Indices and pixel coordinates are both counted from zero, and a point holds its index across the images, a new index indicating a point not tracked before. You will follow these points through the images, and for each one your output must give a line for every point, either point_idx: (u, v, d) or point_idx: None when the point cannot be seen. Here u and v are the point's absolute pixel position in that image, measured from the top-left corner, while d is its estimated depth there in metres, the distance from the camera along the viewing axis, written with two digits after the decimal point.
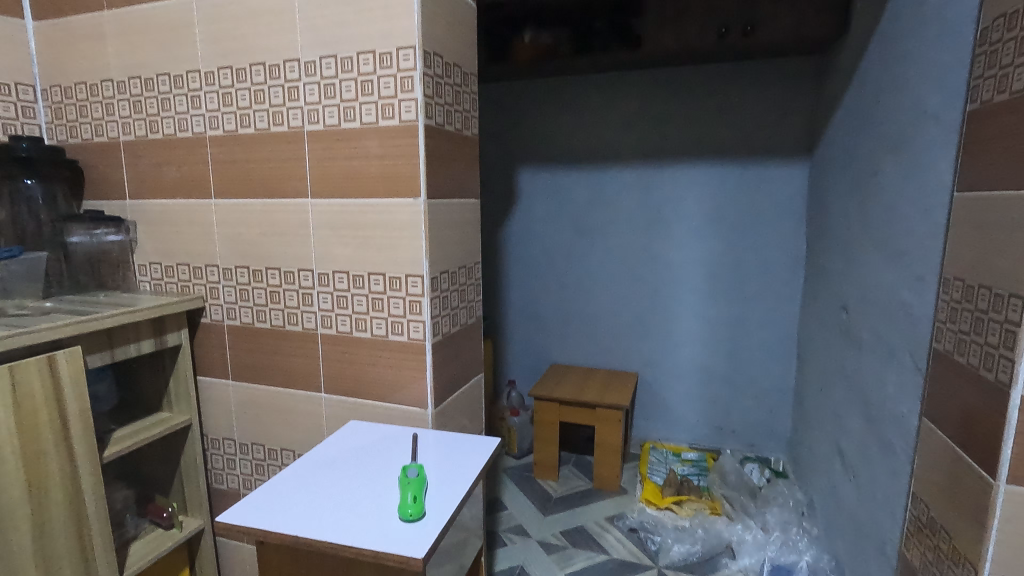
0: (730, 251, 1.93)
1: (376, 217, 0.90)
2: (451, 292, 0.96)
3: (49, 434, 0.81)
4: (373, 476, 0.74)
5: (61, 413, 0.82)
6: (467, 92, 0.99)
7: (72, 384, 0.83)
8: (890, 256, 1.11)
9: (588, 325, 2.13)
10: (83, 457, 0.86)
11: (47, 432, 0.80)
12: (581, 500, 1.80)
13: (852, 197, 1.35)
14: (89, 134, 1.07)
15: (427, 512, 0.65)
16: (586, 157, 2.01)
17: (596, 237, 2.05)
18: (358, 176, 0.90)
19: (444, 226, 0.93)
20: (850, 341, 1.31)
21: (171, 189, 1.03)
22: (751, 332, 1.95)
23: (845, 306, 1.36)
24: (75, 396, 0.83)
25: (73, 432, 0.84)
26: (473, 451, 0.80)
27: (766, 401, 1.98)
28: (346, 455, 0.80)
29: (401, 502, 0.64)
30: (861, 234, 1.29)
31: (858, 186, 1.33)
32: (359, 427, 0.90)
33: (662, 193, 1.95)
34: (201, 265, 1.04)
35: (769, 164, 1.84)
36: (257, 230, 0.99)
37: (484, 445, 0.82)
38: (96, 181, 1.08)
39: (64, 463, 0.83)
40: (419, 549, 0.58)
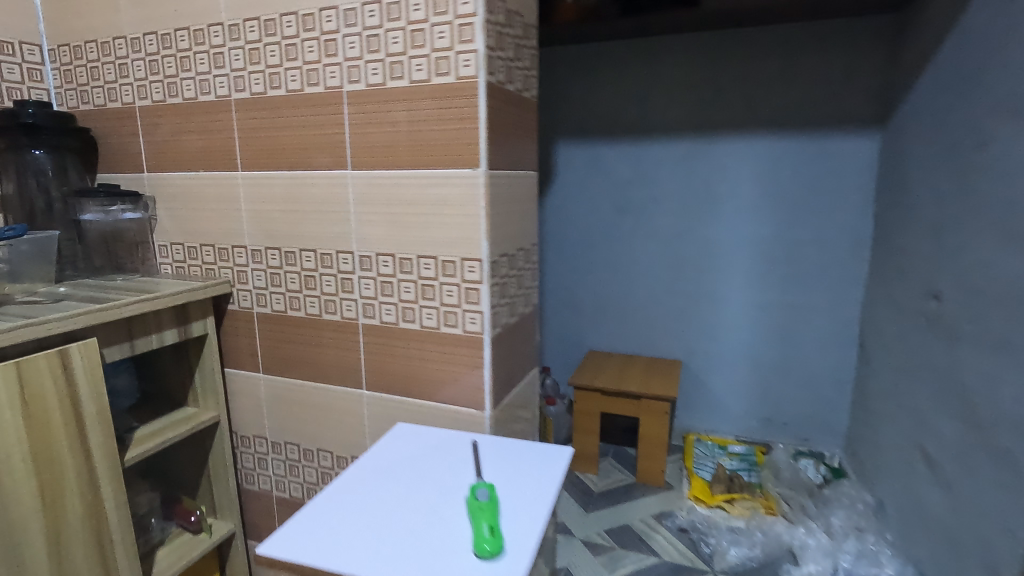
0: (788, 232, 1.77)
1: (426, 192, 0.78)
2: (510, 279, 0.85)
3: (64, 438, 0.71)
4: (432, 496, 0.63)
5: (76, 416, 0.72)
6: (528, 47, 0.85)
7: (87, 383, 0.73)
8: (1010, 237, 0.97)
9: (628, 310, 2.00)
10: (103, 463, 0.76)
11: (62, 436, 0.71)
12: (624, 496, 1.70)
13: (949, 170, 1.20)
14: (101, 100, 0.96)
15: (507, 546, 0.54)
16: (630, 130, 1.86)
17: (639, 216, 1.91)
18: (405, 144, 0.78)
19: (503, 202, 0.80)
20: (944, 333, 1.17)
21: (193, 160, 0.92)
22: (809, 320, 1.81)
23: (936, 293, 1.22)
24: (92, 395, 0.74)
25: (91, 436, 0.75)
26: (545, 466, 0.69)
27: (823, 393, 1.84)
28: (397, 467, 0.70)
29: (476, 535, 0.53)
30: (962, 212, 1.14)
31: (957, 157, 1.17)
32: (407, 431, 0.80)
33: (713, 169, 1.80)
34: (227, 246, 0.93)
35: (836, 135, 1.67)
36: (290, 207, 0.87)
37: (554, 456, 0.71)
38: (111, 152, 0.98)
39: (81, 470, 0.74)
40: None
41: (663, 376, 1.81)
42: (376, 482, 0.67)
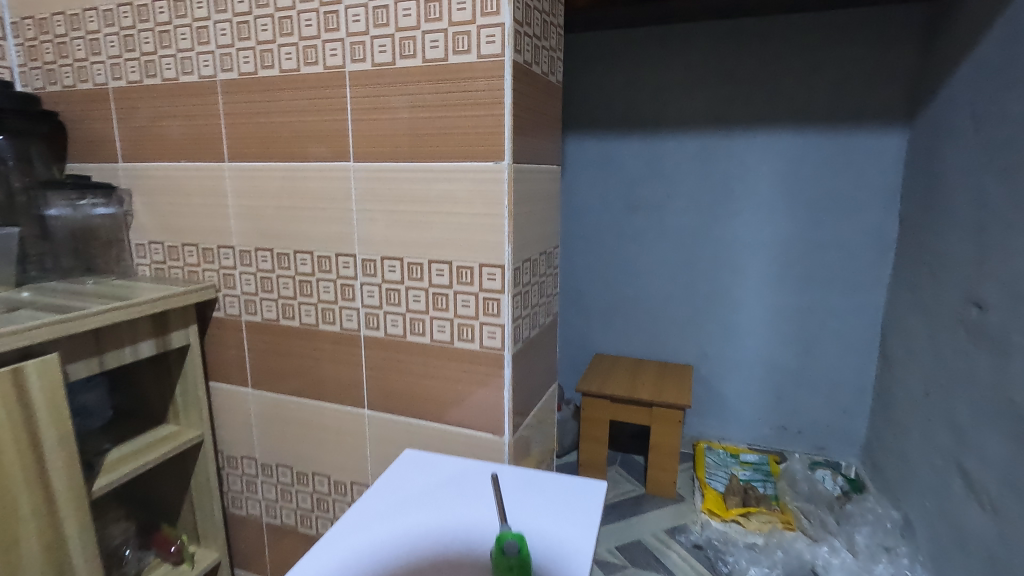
0: (807, 232, 1.69)
1: (440, 188, 0.68)
2: (531, 286, 0.75)
3: (19, 471, 0.61)
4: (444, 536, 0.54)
5: (33, 443, 0.62)
6: (554, 25, 0.76)
7: (47, 405, 0.63)
8: None
9: (637, 313, 1.91)
10: (66, 496, 0.66)
11: (15, 468, 0.61)
12: (634, 508, 1.61)
13: (996, 169, 1.11)
14: (70, 80, 0.86)
15: None
16: (643, 123, 1.77)
17: (650, 214, 1.82)
18: (416, 132, 0.68)
19: (526, 201, 0.71)
20: (990, 344, 1.09)
21: (174, 150, 0.82)
22: (828, 325, 1.73)
23: (980, 301, 1.13)
24: (53, 419, 0.64)
25: (52, 466, 0.65)
26: (579, 501, 0.60)
27: (840, 401, 1.77)
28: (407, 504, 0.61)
29: None
30: (1011, 214, 1.06)
31: (1006, 154, 1.09)
32: (416, 460, 0.70)
33: (729, 165, 1.71)
34: (213, 246, 0.83)
35: (861, 131, 1.59)
36: (284, 203, 0.77)
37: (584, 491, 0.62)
38: (82, 139, 0.87)
39: (40, 506, 0.64)
40: None
41: (674, 383, 1.73)
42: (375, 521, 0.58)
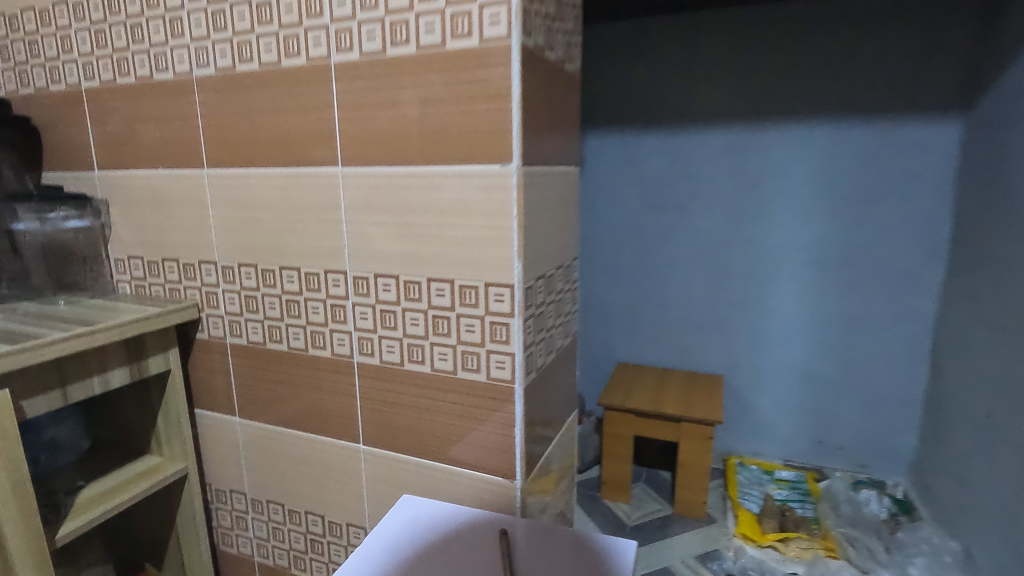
0: (850, 233, 1.56)
1: (439, 195, 0.59)
2: (546, 307, 0.66)
3: None
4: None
5: None
6: (570, 5, 0.66)
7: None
8: None
9: (662, 320, 1.79)
10: (22, 550, 0.59)
11: None
12: (661, 531, 1.50)
13: None
14: (42, 82, 0.79)
15: None
16: (668, 117, 1.65)
17: (676, 214, 1.70)
18: (411, 131, 0.59)
19: (539, 209, 0.61)
20: None
21: (150, 155, 0.74)
22: (872, 333, 1.59)
23: None
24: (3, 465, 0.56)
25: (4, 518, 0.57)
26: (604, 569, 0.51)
27: (886, 415, 1.63)
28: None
29: None
30: None
31: None
32: (410, 514, 0.61)
33: (762, 161, 1.59)
34: (194, 261, 0.75)
35: (910, 122, 1.45)
36: (267, 214, 0.69)
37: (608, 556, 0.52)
38: (56, 145, 0.80)
39: None
40: None
41: (704, 395, 1.62)
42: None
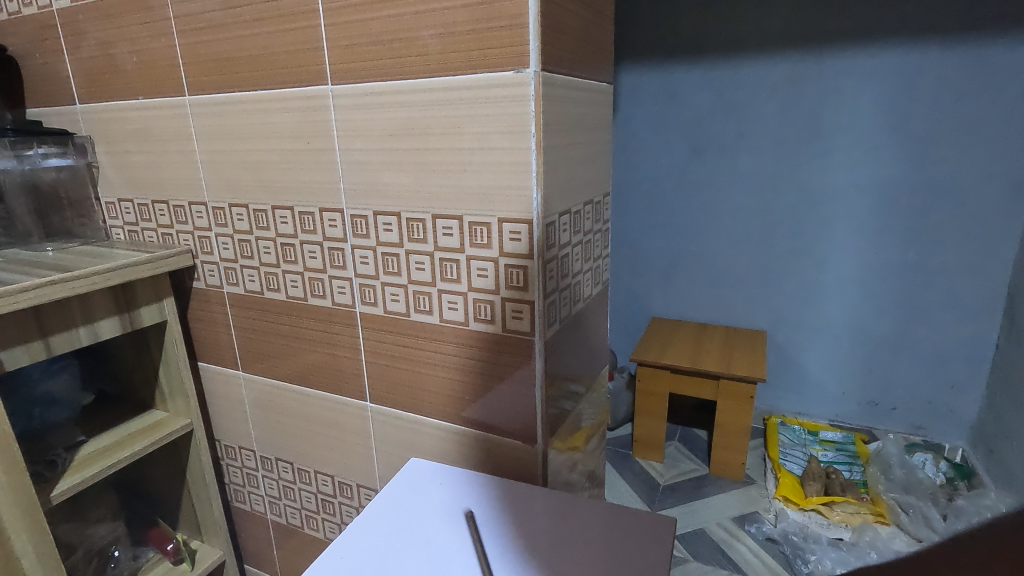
0: (919, 173, 1.39)
1: (442, 114, 0.50)
2: (573, 248, 0.57)
3: None
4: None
5: None
6: None
7: None
8: None
9: (702, 272, 1.67)
10: (10, 509, 0.55)
11: None
12: (696, 491, 1.44)
13: None
14: (13, 5, 0.71)
15: None
16: (714, 45, 1.48)
17: (722, 155, 1.55)
18: (407, 34, 0.49)
19: (564, 130, 0.51)
20: None
21: (131, 84, 0.67)
22: (937, 285, 1.45)
23: None
24: None
25: None
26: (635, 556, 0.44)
27: (948, 374, 1.50)
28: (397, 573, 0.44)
29: None
30: None
31: None
32: (409, 482, 0.54)
33: (820, 92, 1.42)
34: (184, 203, 0.69)
35: (1000, 40, 1.26)
36: (257, 145, 0.61)
37: (643, 531, 0.47)
38: (37, 79, 0.73)
39: None
40: None
41: (745, 352, 1.51)
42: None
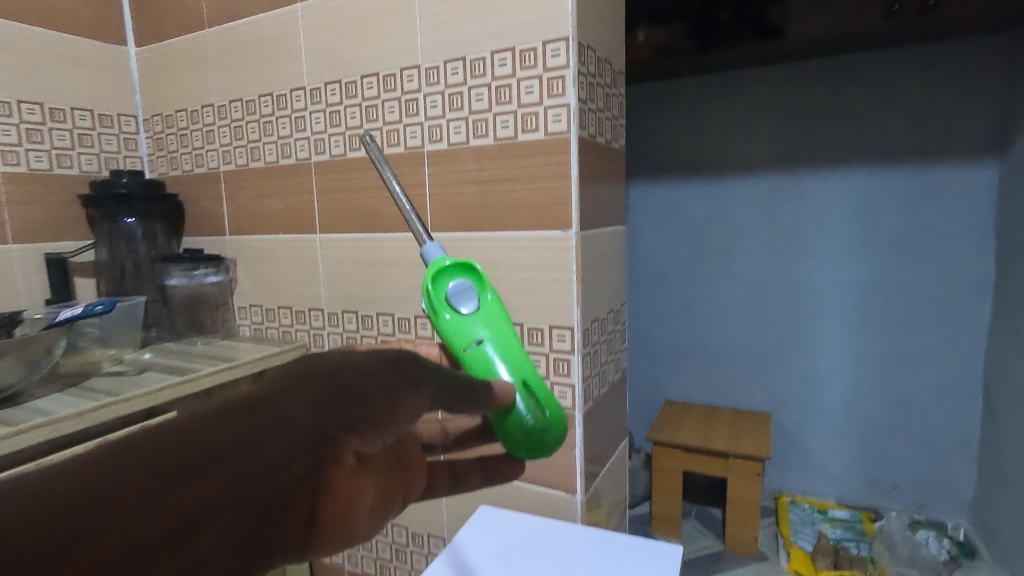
0: (892, 274, 1.61)
1: (510, 253, 0.72)
2: (601, 345, 0.78)
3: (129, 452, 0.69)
4: (486, 386, 0.45)
5: None
6: (615, 95, 0.80)
7: None
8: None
9: (709, 358, 1.86)
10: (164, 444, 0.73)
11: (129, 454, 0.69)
12: (712, 566, 1.55)
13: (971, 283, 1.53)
14: (189, 165, 0.99)
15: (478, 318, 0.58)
16: (709, 168, 1.77)
17: (721, 256, 1.79)
18: (486, 202, 0.72)
19: (594, 264, 0.74)
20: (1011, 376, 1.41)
21: (272, 222, 0.91)
22: (922, 373, 1.62)
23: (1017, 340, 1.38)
24: None
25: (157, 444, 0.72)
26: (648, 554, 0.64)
27: (941, 454, 1.63)
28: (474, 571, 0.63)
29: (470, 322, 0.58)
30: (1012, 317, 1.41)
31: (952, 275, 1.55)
32: (481, 521, 0.72)
33: (800, 206, 1.68)
34: (304, 309, 0.91)
35: (937, 166, 1.52)
36: (368, 268, 0.84)
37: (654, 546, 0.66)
38: (197, 215, 0.99)
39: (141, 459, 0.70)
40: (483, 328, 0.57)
41: (753, 434, 1.66)
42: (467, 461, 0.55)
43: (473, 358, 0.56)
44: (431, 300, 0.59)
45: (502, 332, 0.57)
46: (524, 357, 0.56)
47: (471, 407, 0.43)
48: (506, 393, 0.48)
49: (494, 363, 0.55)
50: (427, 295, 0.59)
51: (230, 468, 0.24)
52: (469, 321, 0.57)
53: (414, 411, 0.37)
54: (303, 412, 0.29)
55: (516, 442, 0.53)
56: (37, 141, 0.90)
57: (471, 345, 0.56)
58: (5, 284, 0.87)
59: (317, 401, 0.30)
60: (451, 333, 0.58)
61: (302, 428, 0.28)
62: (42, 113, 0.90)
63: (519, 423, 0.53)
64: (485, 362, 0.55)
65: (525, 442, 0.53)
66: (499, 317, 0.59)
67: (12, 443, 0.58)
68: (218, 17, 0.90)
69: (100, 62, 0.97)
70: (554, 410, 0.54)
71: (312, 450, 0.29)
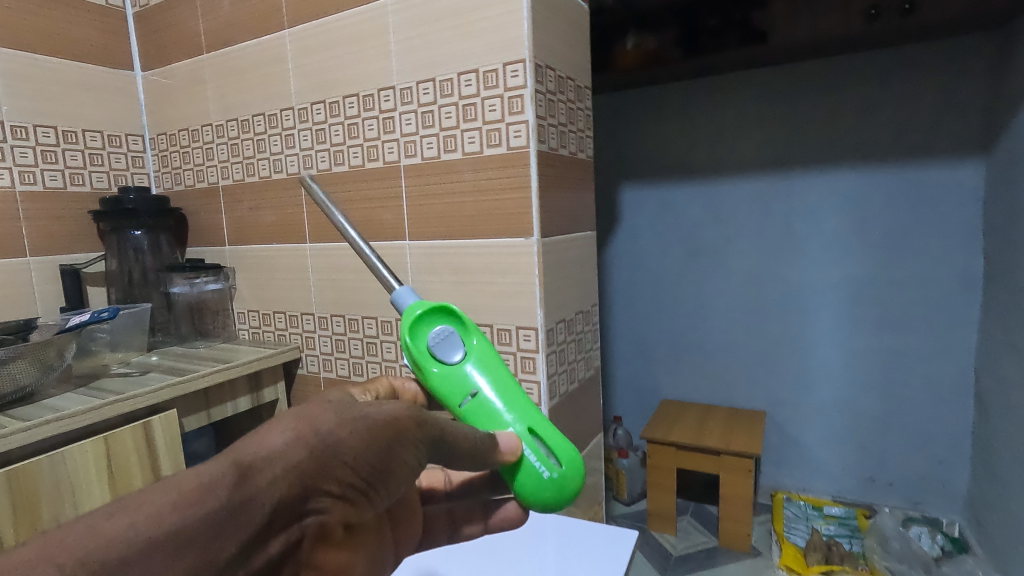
0: (882, 272, 1.62)
1: (479, 260, 0.77)
2: (569, 344, 0.83)
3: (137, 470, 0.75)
4: (491, 443, 0.48)
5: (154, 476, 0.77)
6: (580, 109, 0.85)
7: (167, 454, 0.79)
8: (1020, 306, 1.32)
9: (704, 357, 1.89)
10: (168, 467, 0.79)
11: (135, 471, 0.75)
12: (704, 562, 1.58)
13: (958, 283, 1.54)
14: (191, 181, 1.06)
15: (469, 365, 0.55)
16: (699, 171, 1.80)
17: (713, 257, 1.82)
18: (457, 213, 0.78)
19: (558, 269, 0.79)
20: (1000, 371, 1.42)
21: (267, 232, 0.98)
22: (914, 370, 1.63)
23: (1005, 333, 1.40)
24: (166, 454, 0.79)
25: (162, 466, 0.78)
26: (592, 528, 0.72)
27: (935, 451, 1.64)
28: (439, 552, 0.69)
29: (460, 371, 0.55)
30: (999, 313, 1.42)
31: (940, 275, 1.56)
32: None
33: (791, 206, 1.70)
34: (297, 313, 0.98)
35: (925, 164, 1.54)
36: (353, 275, 0.90)
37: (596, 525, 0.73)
38: (200, 227, 1.07)
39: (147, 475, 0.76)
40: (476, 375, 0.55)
41: (745, 431, 1.69)
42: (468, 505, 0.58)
43: (472, 412, 0.53)
44: (413, 354, 0.55)
45: (496, 375, 0.55)
46: (524, 400, 0.54)
47: (475, 463, 0.47)
48: (511, 446, 0.50)
49: (495, 413, 0.53)
50: (408, 347, 0.56)
51: (206, 525, 0.29)
52: (458, 370, 0.55)
53: (410, 470, 0.40)
54: (289, 477, 0.33)
55: (534, 499, 0.51)
56: (52, 161, 0.97)
57: (466, 398, 0.54)
58: (24, 293, 0.95)
59: (307, 463, 0.34)
60: (442, 386, 0.55)
61: (285, 490, 0.32)
62: (57, 136, 0.98)
63: (534, 478, 0.50)
64: (485, 414, 0.53)
65: (543, 498, 0.51)
66: (489, 358, 0.56)
67: (24, 436, 0.65)
68: (215, 43, 0.97)
69: (109, 86, 1.05)
70: (566, 456, 0.53)
71: (290, 509, 0.33)
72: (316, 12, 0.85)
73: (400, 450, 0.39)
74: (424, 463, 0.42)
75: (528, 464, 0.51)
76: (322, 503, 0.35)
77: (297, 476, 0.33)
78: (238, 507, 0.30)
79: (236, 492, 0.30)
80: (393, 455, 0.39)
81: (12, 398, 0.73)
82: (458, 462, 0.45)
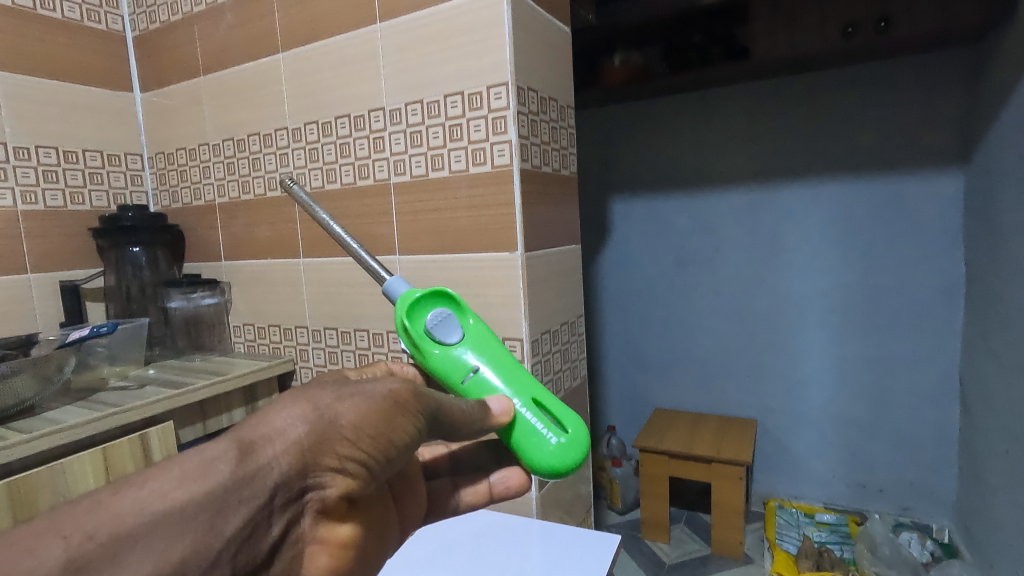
0: (866, 281, 1.66)
1: (465, 273, 0.80)
2: (554, 353, 0.85)
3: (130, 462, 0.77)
4: (486, 415, 0.50)
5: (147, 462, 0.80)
6: (563, 128, 0.88)
7: (160, 444, 0.81)
8: (1001, 314, 1.35)
9: (694, 366, 1.92)
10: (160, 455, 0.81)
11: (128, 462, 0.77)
12: (698, 569, 1.59)
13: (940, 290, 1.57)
14: (189, 199, 1.09)
15: (467, 344, 0.55)
16: (687, 184, 1.84)
17: (702, 268, 1.86)
18: (445, 228, 0.81)
19: (543, 281, 0.81)
20: (983, 377, 1.44)
21: (261, 248, 1.01)
22: (901, 377, 1.65)
23: (986, 339, 1.42)
24: (160, 443, 0.81)
25: (154, 453, 0.80)
26: (574, 532, 0.74)
27: (923, 457, 1.66)
28: (427, 555, 0.72)
29: (458, 351, 0.55)
30: (981, 320, 1.45)
31: (923, 283, 1.59)
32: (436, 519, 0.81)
33: (777, 218, 1.74)
34: (291, 326, 1.00)
35: (905, 176, 1.57)
36: (346, 288, 0.93)
37: (580, 531, 0.75)
38: (197, 243, 1.10)
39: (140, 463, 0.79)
40: (474, 354, 0.55)
41: (736, 438, 1.71)
42: (474, 476, 0.63)
43: (475, 390, 0.53)
44: (410, 337, 0.55)
45: (493, 353, 0.56)
46: (523, 374, 0.55)
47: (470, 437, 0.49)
48: (505, 409, 0.51)
49: (497, 388, 0.53)
50: (405, 331, 0.55)
51: (208, 501, 0.33)
52: (457, 350, 0.55)
53: (410, 442, 0.43)
54: (287, 455, 0.37)
55: (542, 465, 0.52)
56: (53, 181, 1.00)
57: (468, 375, 0.54)
58: (24, 309, 0.97)
59: (305, 440, 0.37)
60: (442, 367, 0.54)
61: (287, 466, 0.36)
62: (58, 156, 1.01)
63: (542, 446, 0.52)
64: (487, 390, 0.53)
65: (551, 466, 0.52)
66: (485, 336, 0.57)
67: (26, 447, 0.67)
68: (211, 65, 1.01)
69: (109, 108, 1.08)
70: (571, 425, 0.54)
71: (290, 484, 0.37)
72: (308, 37, 0.88)
73: (400, 422, 0.42)
74: (425, 435, 0.45)
75: (535, 433, 0.52)
76: (323, 478, 0.38)
77: (296, 452, 0.37)
78: (240, 483, 0.34)
79: (237, 468, 0.34)
80: (392, 427, 0.41)
81: (14, 410, 0.75)
82: (454, 436, 0.47)
